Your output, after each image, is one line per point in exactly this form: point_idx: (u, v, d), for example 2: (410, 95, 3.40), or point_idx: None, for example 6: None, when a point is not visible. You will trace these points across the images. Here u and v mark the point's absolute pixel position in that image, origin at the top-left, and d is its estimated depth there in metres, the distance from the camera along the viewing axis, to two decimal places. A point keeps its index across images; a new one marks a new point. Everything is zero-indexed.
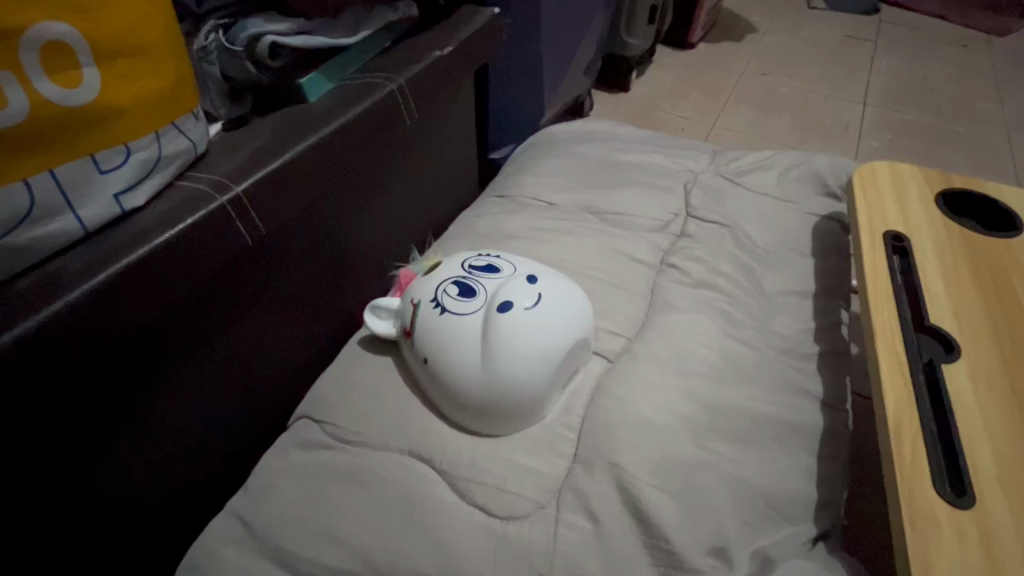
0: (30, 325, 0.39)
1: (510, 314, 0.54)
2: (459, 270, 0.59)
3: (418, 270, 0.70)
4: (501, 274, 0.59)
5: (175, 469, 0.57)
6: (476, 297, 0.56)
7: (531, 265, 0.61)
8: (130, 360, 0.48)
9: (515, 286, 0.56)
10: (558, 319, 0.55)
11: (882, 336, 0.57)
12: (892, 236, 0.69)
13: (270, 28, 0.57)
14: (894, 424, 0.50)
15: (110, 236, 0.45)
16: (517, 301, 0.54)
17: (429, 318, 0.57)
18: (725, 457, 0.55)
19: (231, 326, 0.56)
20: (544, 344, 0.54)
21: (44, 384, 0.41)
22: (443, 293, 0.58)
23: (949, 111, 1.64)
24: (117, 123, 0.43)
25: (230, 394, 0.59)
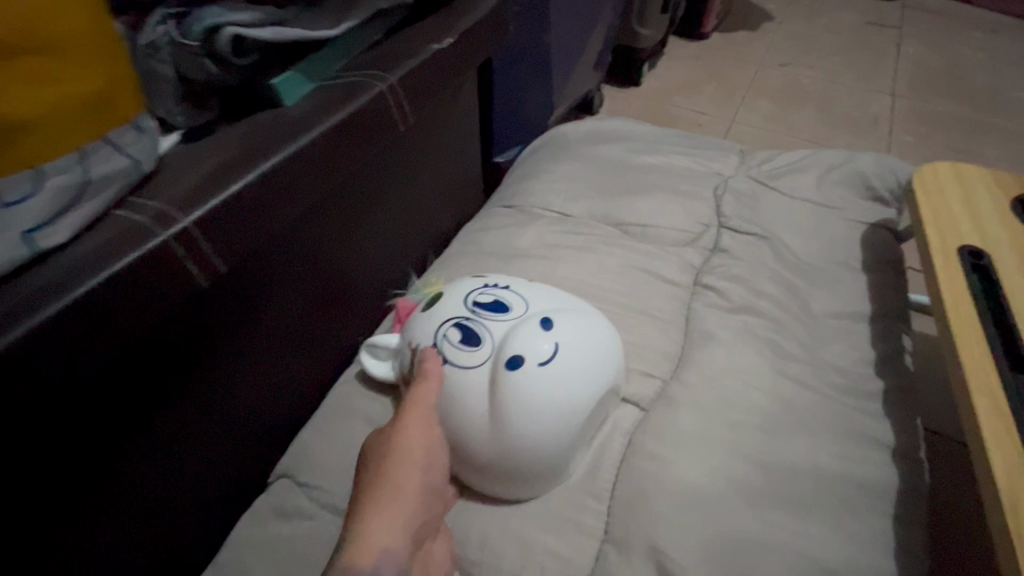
0: None
1: (521, 374, 0.44)
2: (461, 307, 0.49)
3: (420, 299, 0.60)
4: (508, 313, 0.48)
5: (127, 547, 0.48)
6: (481, 345, 0.46)
7: (549, 295, 0.51)
8: (54, 435, 0.38)
9: (526, 334, 0.45)
10: (577, 375, 0.45)
11: (975, 378, 0.48)
12: (970, 252, 0.59)
13: (231, 17, 0.47)
14: (1007, 500, 0.40)
15: (19, 283, 0.36)
16: (528, 357, 0.44)
17: (426, 368, 0.48)
18: (786, 530, 0.46)
19: (187, 379, 0.47)
20: (561, 405, 0.44)
21: None
22: (442, 339, 0.48)
23: (985, 102, 1.53)
24: (22, 139, 0.35)
25: (192, 455, 0.50)
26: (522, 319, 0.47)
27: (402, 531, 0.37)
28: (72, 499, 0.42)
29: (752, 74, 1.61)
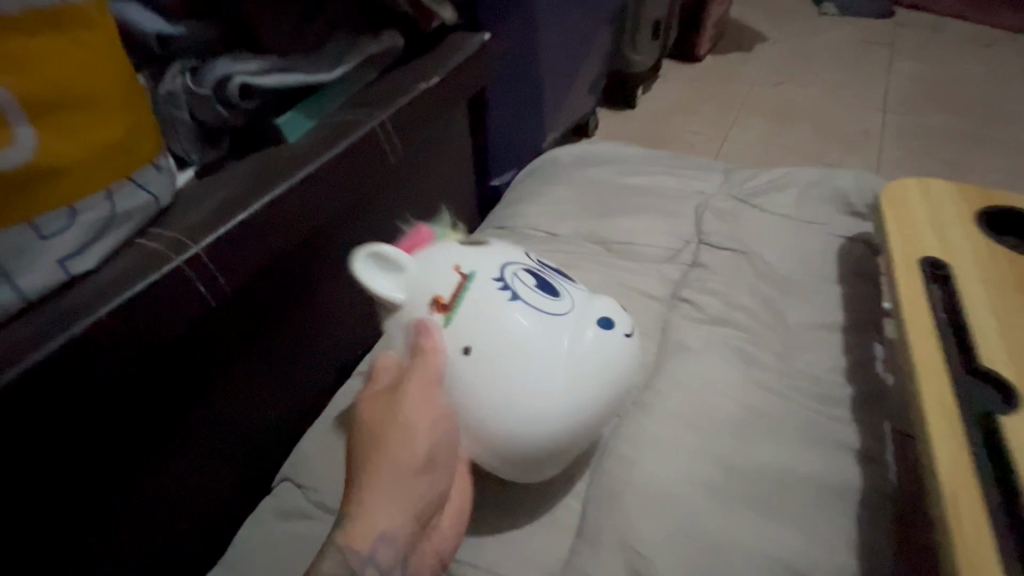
0: None
1: (611, 334, 0.49)
2: (533, 262, 0.52)
3: (438, 233, 0.56)
4: (580, 283, 0.53)
5: (139, 550, 0.51)
6: (563, 299, 0.49)
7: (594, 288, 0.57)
8: (80, 439, 0.43)
9: (611, 305, 0.51)
10: (634, 352, 0.51)
11: (929, 382, 0.50)
12: (930, 263, 0.62)
13: (239, 68, 0.54)
14: (949, 495, 0.43)
15: (54, 305, 0.41)
16: (619, 324, 0.49)
17: (493, 297, 0.47)
18: (751, 526, 0.48)
19: (199, 391, 0.51)
20: (619, 379, 0.48)
21: None
22: (516, 278, 0.49)
23: (978, 114, 1.54)
24: (60, 182, 0.40)
25: (201, 464, 0.54)
26: (595, 292, 0.53)
27: (399, 511, 0.39)
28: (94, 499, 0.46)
29: (746, 95, 1.65)
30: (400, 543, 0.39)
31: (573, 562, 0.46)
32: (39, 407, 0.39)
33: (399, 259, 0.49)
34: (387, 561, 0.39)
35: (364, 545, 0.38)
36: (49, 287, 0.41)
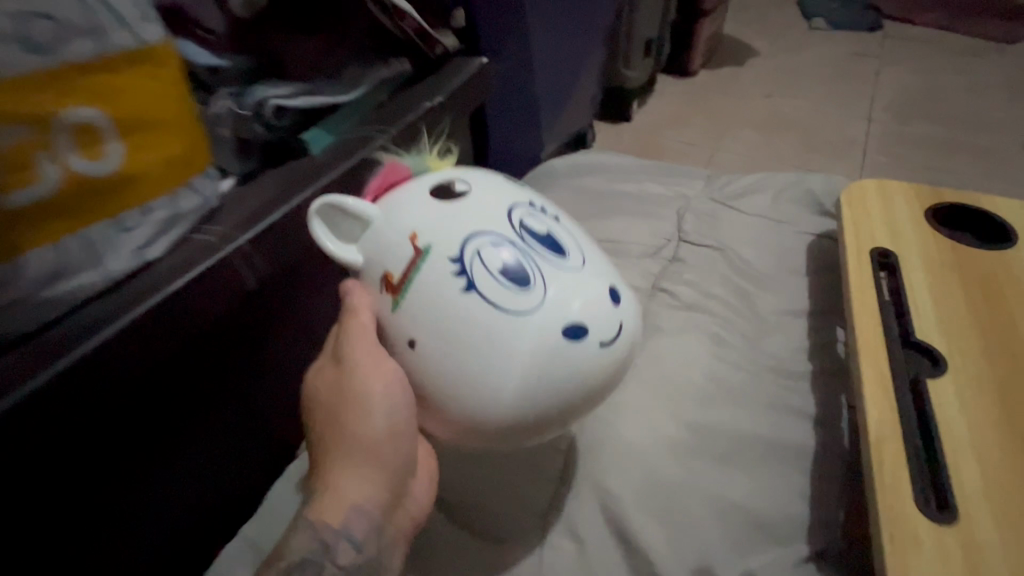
0: (54, 372, 0.41)
1: (580, 344, 0.40)
2: (509, 230, 0.42)
3: (415, 170, 0.49)
4: (568, 261, 0.42)
5: (185, 516, 0.56)
6: (532, 290, 0.40)
7: (599, 254, 0.45)
8: (148, 407, 0.48)
9: (598, 303, 0.41)
10: (622, 359, 0.43)
11: (867, 351, 0.58)
12: (879, 254, 0.70)
13: (273, 92, 0.64)
14: (876, 443, 0.49)
15: (127, 287, 0.48)
16: (593, 332, 0.40)
17: (444, 284, 0.40)
18: (712, 478, 0.55)
19: (242, 370, 0.57)
20: (588, 388, 0.41)
21: (65, 427, 0.42)
22: (476, 258, 0.40)
23: (960, 121, 1.60)
24: (137, 189, 0.47)
25: (241, 439, 0.59)
26: (585, 277, 0.42)
27: (368, 483, 0.42)
28: (153, 463, 0.51)
29: (737, 106, 1.73)
30: (372, 513, 0.42)
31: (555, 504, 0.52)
32: (117, 371, 0.45)
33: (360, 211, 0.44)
34: (361, 532, 0.41)
35: (336, 519, 0.41)
36: (120, 274, 0.47)
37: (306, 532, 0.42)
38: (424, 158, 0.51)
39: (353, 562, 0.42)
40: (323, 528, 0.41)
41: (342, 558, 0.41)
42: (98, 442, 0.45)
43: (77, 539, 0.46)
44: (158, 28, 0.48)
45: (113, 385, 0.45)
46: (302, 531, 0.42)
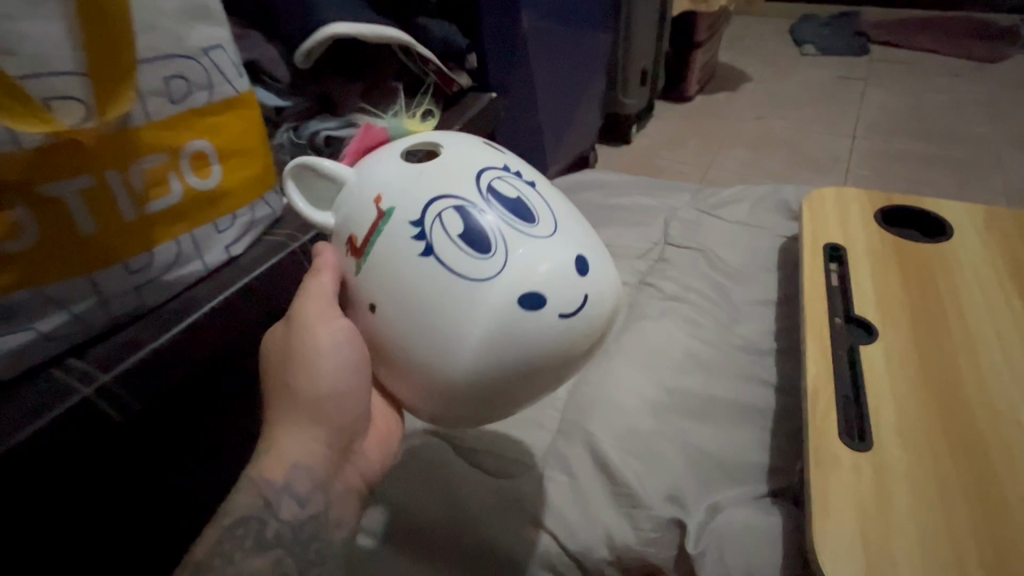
0: (171, 335, 0.54)
1: (536, 313, 0.38)
2: (475, 193, 0.40)
3: (393, 133, 0.50)
4: (536, 228, 0.40)
5: (228, 474, 0.64)
6: (491, 255, 0.38)
7: (577, 224, 0.43)
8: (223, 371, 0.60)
9: (561, 272, 0.39)
10: (590, 333, 0.40)
11: (813, 324, 0.69)
12: (831, 247, 0.82)
13: (324, 125, 0.76)
14: (813, 392, 0.61)
15: (218, 276, 0.61)
16: (554, 302, 0.38)
17: (403, 247, 0.40)
18: (683, 430, 0.67)
19: None
20: (548, 360, 0.39)
21: (174, 377, 0.54)
22: (437, 219, 0.39)
23: (939, 136, 1.72)
24: (229, 201, 0.60)
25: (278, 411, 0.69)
26: (552, 244, 0.40)
27: (311, 439, 0.47)
28: (216, 420, 0.61)
29: (729, 127, 1.85)
30: (314, 470, 0.46)
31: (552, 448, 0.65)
32: (212, 336, 0.57)
33: (335, 173, 0.45)
34: (302, 488, 0.46)
35: (277, 476, 0.45)
36: (213, 266, 0.60)
37: (249, 490, 0.45)
38: (402, 121, 0.52)
39: (295, 517, 0.46)
40: (265, 484, 0.45)
41: (285, 513, 0.45)
42: (188, 396, 0.57)
43: (158, 476, 0.56)
44: (245, 79, 0.60)
45: (210, 348, 0.57)
46: (245, 488, 0.45)
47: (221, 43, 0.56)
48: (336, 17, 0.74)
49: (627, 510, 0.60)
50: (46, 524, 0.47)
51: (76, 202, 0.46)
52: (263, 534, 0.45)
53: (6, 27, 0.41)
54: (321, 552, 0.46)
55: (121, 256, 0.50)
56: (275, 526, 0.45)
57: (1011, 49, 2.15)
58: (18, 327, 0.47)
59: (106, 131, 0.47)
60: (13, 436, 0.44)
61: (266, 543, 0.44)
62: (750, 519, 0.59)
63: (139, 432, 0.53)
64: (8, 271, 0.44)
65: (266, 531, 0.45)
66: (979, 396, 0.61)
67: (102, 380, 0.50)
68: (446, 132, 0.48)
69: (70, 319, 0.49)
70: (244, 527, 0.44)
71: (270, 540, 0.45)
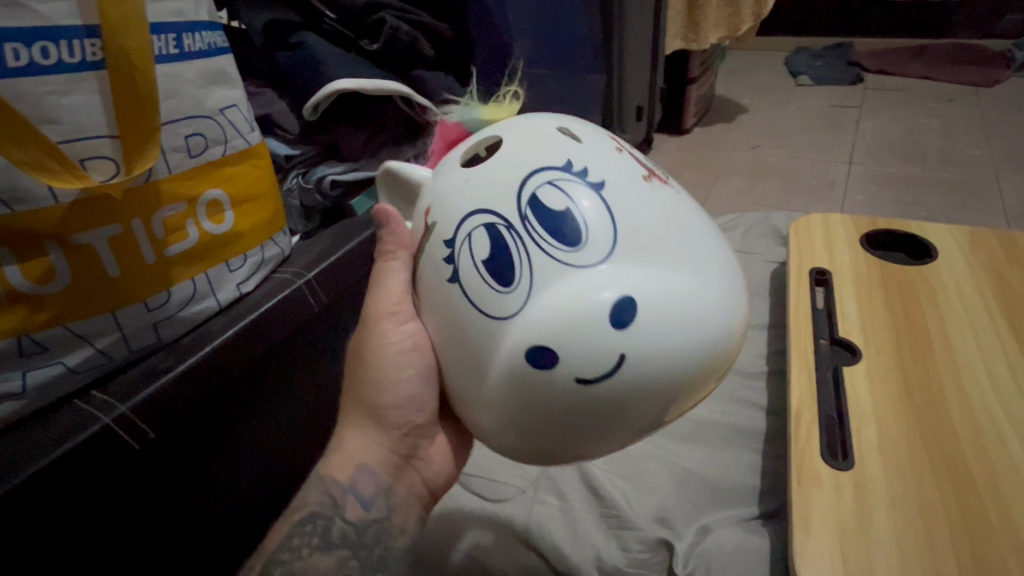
0: (186, 366, 0.58)
1: (556, 366, 0.35)
2: (514, 208, 0.36)
3: (471, 126, 0.48)
4: (571, 258, 0.35)
5: (223, 492, 0.67)
6: (514, 291, 0.36)
7: (640, 247, 0.35)
8: (230, 396, 0.64)
9: (590, 323, 0.34)
10: (629, 396, 0.35)
11: (797, 345, 0.72)
12: (816, 272, 0.84)
13: (331, 170, 0.82)
14: (796, 413, 0.63)
15: (232, 311, 0.65)
16: (568, 362, 0.34)
17: (436, 269, 0.40)
18: (673, 452, 0.70)
19: (288, 376, 0.73)
20: (568, 417, 0.36)
21: (186, 404, 0.58)
22: (467, 242, 0.38)
23: (935, 160, 1.74)
24: (240, 242, 0.65)
25: (273, 431, 0.72)
26: (585, 282, 0.34)
27: (373, 444, 0.50)
28: (216, 444, 0.64)
29: (727, 157, 1.89)
30: (375, 472, 0.50)
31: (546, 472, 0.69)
32: (222, 367, 0.62)
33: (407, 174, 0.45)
34: (366, 489, 0.49)
35: (343, 475, 0.49)
36: (225, 303, 0.65)
37: (317, 487, 0.48)
38: (481, 110, 0.50)
39: (360, 518, 0.48)
40: (330, 483, 0.48)
41: (351, 513, 0.48)
42: (195, 421, 0.60)
43: (160, 494, 0.59)
44: (256, 133, 0.67)
45: (222, 377, 0.62)
46: (313, 486, 0.49)
47: (235, 102, 0.63)
48: (341, 75, 0.81)
49: (617, 531, 0.62)
50: (58, 540, 0.51)
51: (104, 248, 0.52)
52: (329, 534, 0.47)
53: (51, 102, 0.47)
54: (382, 559, 0.47)
55: (142, 296, 0.55)
56: (340, 525, 0.47)
57: (1005, 73, 2.18)
58: (49, 361, 0.51)
59: (132, 184, 0.53)
60: (35, 463, 0.48)
61: (331, 542, 0.46)
62: (739, 539, 0.60)
63: (150, 457, 0.57)
64: (44, 309, 0.50)
65: (332, 530, 0.47)
66: (963, 414, 0.62)
67: (121, 409, 0.53)
68: (528, 117, 0.43)
69: (94, 353, 0.54)
70: (312, 524, 0.47)
71: (335, 540, 0.46)
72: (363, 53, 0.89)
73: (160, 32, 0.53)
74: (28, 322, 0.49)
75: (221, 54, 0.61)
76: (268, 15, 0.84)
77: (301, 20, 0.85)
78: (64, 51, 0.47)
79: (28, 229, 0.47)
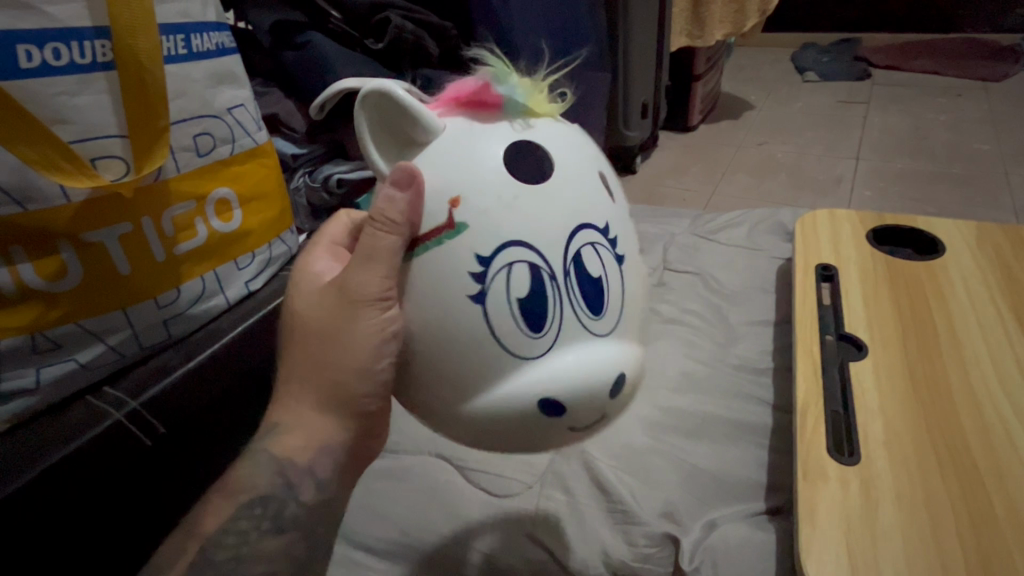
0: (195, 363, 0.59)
1: (549, 420, 0.36)
2: (560, 259, 0.36)
3: (511, 108, 0.39)
4: (595, 323, 0.37)
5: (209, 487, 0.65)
6: (541, 338, 0.35)
7: (634, 322, 0.39)
8: (235, 393, 0.64)
9: (593, 392, 0.36)
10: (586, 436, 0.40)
11: (802, 340, 0.72)
12: (822, 267, 0.84)
13: (337, 169, 0.82)
14: (803, 408, 0.63)
15: (240, 308, 0.66)
16: (569, 415, 0.36)
17: (454, 278, 0.36)
18: (679, 448, 0.70)
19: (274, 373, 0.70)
20: (533, 443, 0.38)
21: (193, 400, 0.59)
22: (505, 272, 0.35)
23: (944, 155, 1.72)
24: (247, 241, 0.66)
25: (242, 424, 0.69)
26: (599, 349, 0.37)
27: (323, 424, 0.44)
28: (218, 440, 0.64)
29: (733, 154, 1.88)
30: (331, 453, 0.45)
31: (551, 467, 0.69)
32: (228, 363, 0.62)
33: (425, 121, 0.38)
34: (325, 472, 0.45)
35: (302, 457, 0.44)
36: (234, 300, 0.65)
37: (269, 468, 0.44)
38: (532, 91, 0.40)
39: (314, 500, 0.45)
40: (287, 465, 0.44)
41: (305, 496, 0.45)
42: (202, 416, 0.61)
43: (165, 489, 0.59)
44: (263, 132, 0.68)
45: (227, 373, 0.62)
46: (262, 468, 0.44)
47: (242, 102, 0.63)
48: (346, 74, 0.82)
49: (623, 526, 0.62)
50: (64, 533, 0.51)
51: (115, 245, 0.52)
52: (280, 517, 0.44)
53: (62, 102, 0.48)
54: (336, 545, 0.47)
55: (152, 293, 0.56)
56: (293, 509, 0.44)
57: (1015, 66, 2.16)
58: (62, 357, 0.52)
59: (142, 183, 0.54)
60: (48, 458, 0.49)
61: (282, 526, 0.44)
62: (746, 535, 0.60)
63: (160, 452, 0.57)
64: (56, 306, 0.50)
65: (284, 513, 0.44)
66: (970, 409, 0.62)
67: (132, 405, 0.54)
68: (570, 143, 0.40)
69: (106, 350, 0.55)
70: (262, 506, 0.44)
71: (286, 524, 0.44)
72: (369, 52, 0.90)
73: (168, 33, 0.54)
74: (42, 319, 0.50)
75: (228, 54, 0.61)
76: (274, 17, 0.84)
77: (307, 19, 0.86)
78: (75, 52, 0.47)
79: (42, 227, 0.48)
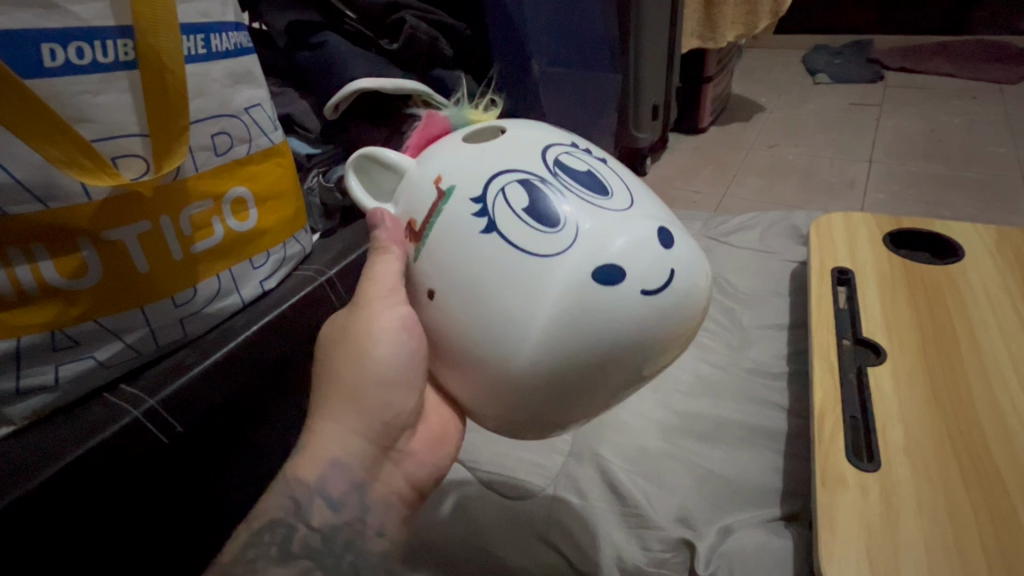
0: (209, 363, 0.59)
1: (614, 291, 0.36)
2: (541, 166, 0.40)
3: (454, 122, 0.49)
4: (609, 200, 0.39)
5: (218, 487, 0.65)
6: (563, 229, 0.37)
7: (649, 195, 0.42)
8: (250, 393, 0.64)
9: (639, 244, 0.37)
10: (671, 315, 0.37)
11: (820, 350, 0.70)
12: (838, 271, 0.83)
13: None
14: (819, 411, 0.63)
15: (255, 307, 0.66)
16: (632, 277, 0.36)
17: (460, 220, 0.39)
18: (692, 451, 0.70)
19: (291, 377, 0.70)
20: (622, 331, 0.36)
21: (208, 399, 0.59)
22: (500, 193, 0.39)
23: (959, 158, 1.70)
24: (264, 240, 0.66)
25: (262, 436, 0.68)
26: (627, 215, 0.38)
27: (345, 434, 0.45)
28: (231, 441, 0.64)
29: (744, 157, 1.87)
30: (351, 470, 0.45)
31: (564, 470, 0.69)
32: (242, 364, 0.62)
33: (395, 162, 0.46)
34: (337, 491, 0.44)
35: (312, 477, 0.44)
36: (248, 299, 0.66)
37: (281, 492, 0.44)
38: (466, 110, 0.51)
39: (327, 524, 0.44)
40: (298, 487, 0.44)
41: (316, 519, 0.44)
42: (218, 415, 0.61)
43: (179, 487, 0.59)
44: (279, 132, 0.68)
45: (241, 373, 0.62)
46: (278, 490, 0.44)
47: (259, 101, 0.64)
48: (361, 74, 0.82)
49: (638, 530, 0.62)
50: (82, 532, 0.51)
51: (134, 244, 0.53)
52: (289, 544, 0.43)
53: (84, 100, 0.48)
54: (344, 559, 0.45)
55: (170, 292, 0.56)
56: (303, 534, 0.44)
57: None
58: (81, 355, 0.52)
59: (161, 182, 0.54)
60: (69, 454, 0.49)
61: (285, 548, 0.43)
62: (761, 540, 0.60)
63: (174, 450, 0.57)
64: (76, 304, 0.51)
65: (294, 539, 0.43)
66: (989, 413, 0.61)
67: (149, 403, 0.55)
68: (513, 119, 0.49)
69: (124, 348, 0.55)
70: (271, 533, 0.43)
71: (295, 549, 0.43)
72: (383, 53, 0.90)
73: (188, 32, 0.54)
74: (63, 316, 0.50)
75: (247, 54, 0.62)
76: (290, 16, 0.85)
77: (322, 19, 0.86)
78: (98, 51, 0.48)
79: (61, 225, 0.48)
